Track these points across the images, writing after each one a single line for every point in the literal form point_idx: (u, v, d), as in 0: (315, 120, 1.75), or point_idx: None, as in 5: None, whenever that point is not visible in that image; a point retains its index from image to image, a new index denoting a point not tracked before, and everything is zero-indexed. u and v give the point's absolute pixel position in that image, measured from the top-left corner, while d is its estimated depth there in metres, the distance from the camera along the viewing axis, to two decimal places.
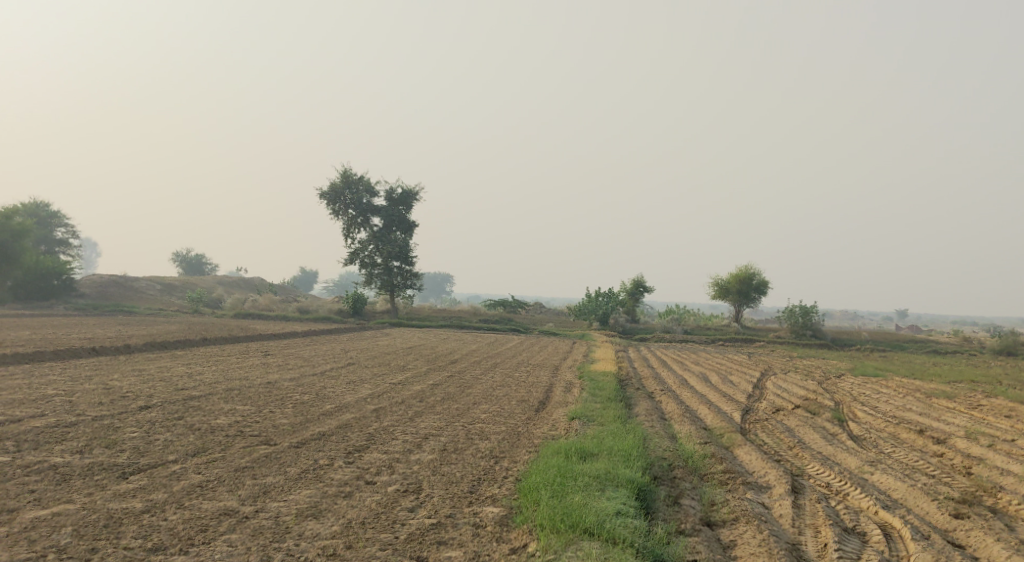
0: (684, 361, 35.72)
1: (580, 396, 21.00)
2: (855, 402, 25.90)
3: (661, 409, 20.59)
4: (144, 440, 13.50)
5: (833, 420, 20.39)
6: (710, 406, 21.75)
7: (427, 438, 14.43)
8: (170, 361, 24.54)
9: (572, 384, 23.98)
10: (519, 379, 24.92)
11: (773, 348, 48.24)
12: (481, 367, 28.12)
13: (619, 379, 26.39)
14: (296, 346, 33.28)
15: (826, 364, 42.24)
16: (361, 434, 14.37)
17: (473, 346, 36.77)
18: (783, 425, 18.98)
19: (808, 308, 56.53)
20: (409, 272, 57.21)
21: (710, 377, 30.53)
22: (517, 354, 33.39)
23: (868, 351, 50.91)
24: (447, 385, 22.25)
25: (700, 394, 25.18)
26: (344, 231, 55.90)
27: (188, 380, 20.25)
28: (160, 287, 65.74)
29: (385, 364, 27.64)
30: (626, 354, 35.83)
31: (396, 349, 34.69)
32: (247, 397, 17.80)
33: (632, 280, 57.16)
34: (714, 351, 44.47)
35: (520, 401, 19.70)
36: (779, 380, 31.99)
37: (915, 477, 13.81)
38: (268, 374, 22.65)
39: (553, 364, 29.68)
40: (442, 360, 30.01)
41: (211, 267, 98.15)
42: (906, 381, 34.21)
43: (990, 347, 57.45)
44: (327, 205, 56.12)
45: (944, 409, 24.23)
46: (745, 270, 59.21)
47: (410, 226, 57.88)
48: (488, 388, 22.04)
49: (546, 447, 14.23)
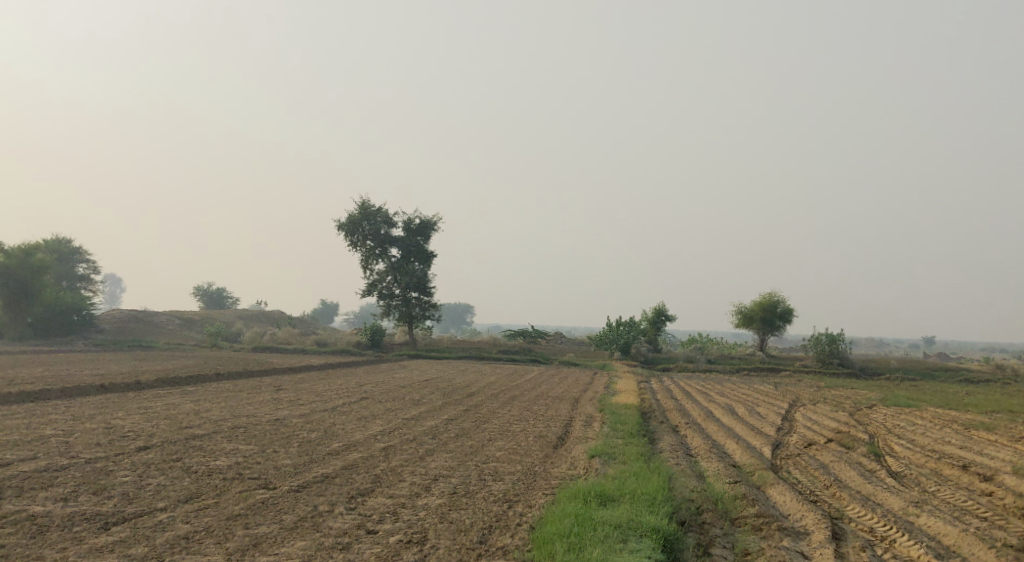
0: (709, 392, 34.62)
1: (601, 430, 20.06)
2: (890, 435, 24.78)
3: (686, 444, 19.62)
4: (133, 485, 12.74)
5: (869, 455, 19.35)
6: (738, 441, 20.74)
7: (437, 480, 13.56)
8: (179, 397, 23.80)
9: (593, 418, 23.03)
10: (538, 413, 23.98)
11: (799, 378, 46.93)
12: (499, 400, 27.19)
13: (642, 411, 25.39)
14: (310, 380, 32.47)
15: (855, 394, 40.99)
16: (367, 476, 13.54)
17: (491, 378, 35.87)
18: (816, 461, 17.96)
19: (835, 336, 55.23)
20: (428, 303, 56.54)
21: (736, 409, 29.45)
22: (536, 386, 32.47)
23: (898, 381, 49.48)
24: (462, 420, 21.36)
25: (728, 427, 24.15)
26: (362, 262, 55.37)
27: (194, 418, 19.49)
28: (179, 321, 65.33)
29: (400, 399, 26.78)
30: (649, 385, 34.85)
31: (413, 382, 33.81)
32: (252, 435, 17.00)
33: (653, 308, 56.14)
34: (740, 381, 43.31)
35: (538, 437, 18.78)
36: (808, 412, 30.84)
37: (966, 521, 12.78)
38: (278, 410, 21.85)
39: (574, 397, 28.71)
40: (459, 393, 29.13)
41: (231, 300, 97.95)
42: (941, 412, 32.89)
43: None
44: (345, 237, 55.65)
45: (984, 444, 23.11)
46: (769, 297, 58.07)
47: (428, 256, 57.25)
48: (505, 423, 21.13)
49: (565, 490, 13.32)
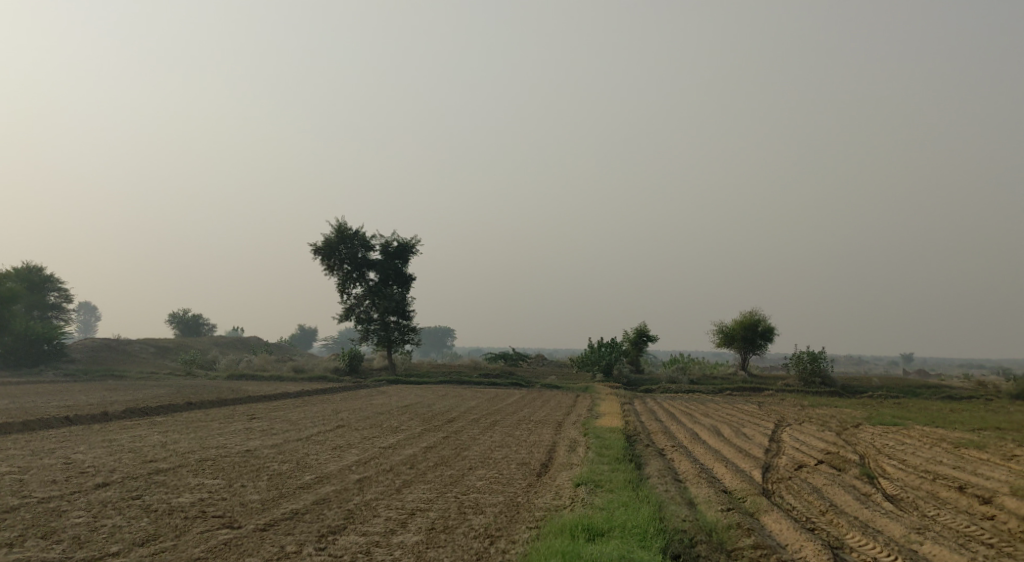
0: (693, 413, 33.96)
1: (586, 456, 19.34)
2: (881, 455, 24.21)
3: (673, 468, 18.94)
4: (86, 528, 11.92)
5: (862, 478, 18.75)
6: (727, 464, 20.09)
7: (415, 514, 12.80)
8: (147, 429, 22.85)
9: (577, 443, 22.30)
10: (520, 438, 23.21)
11: (783, 397, 46.39)
12: (480, 425, 26.38)
13: (627, 435, 24.67)
14: (285, 407, 31.55)
15: (839, 413, 40.49)
16: (339, 512, 12.75)
17: (471, 402, 35.06)
18: (809, 485, 17.33)
19: (817, 354, 54.87)
20: (406, 326, 55.69)
21: (722, 430, 28.77)
22: (517, 410, 31.68)
23: (882, 399, 49.04)
24: (442, 448, 20.55)
25: (715, 449, 23.49)
26: (339, 286, 54.49)
27: (160, 451, 18.58)
28: (153, 350, 64.00)
29: (378, 426, 25.92)
30: (632, 407, 34.17)
31: (392, 408, 32.94)
32: (220, 468, 16.16)
33: (635, 328, 55.60)
34: (723, 402, 42.70)
35: (521, 465, 18.01)
36: (795, 432, 30.26)
37: (973, 549, 12.21)
38: (250, 440, 20.97)
39: (556, 420, 27.97)
40: (438, 419, 28.29)
41: (208, 327, 96.61)
42: (929, 431, 32.37)
43: (1005, 392, 55.59)
44: (321, 260, 54.81)
45: (977, 464, 22.57)
46: (750, 316, 57.68)
47: (407, 280, 56.47)
48: (485, 450, 20.34)
49: (550, 523, 12.61)
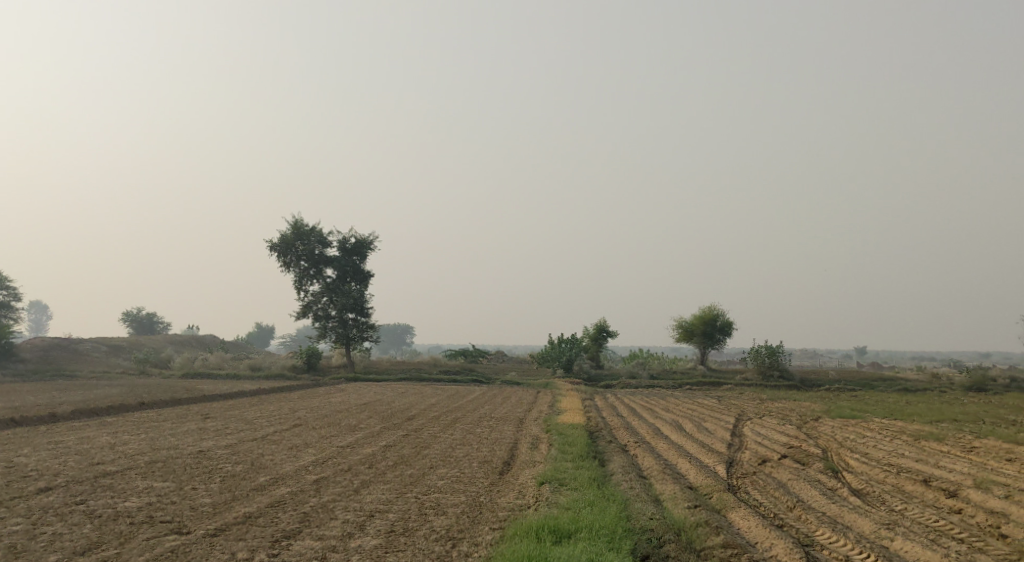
0: (654, 408, 33.78)
1: (548, 453, 18.97)
2: (842, 449, 24.21)
3: (637, 465, 18.66)
4: (24, 536, 11.35)
5: (827, 472, 18.66)
6: (691, 460, 19.86)
7: (374, 516, 12.35)
8: (95, 430, 22.04)
9: (540, 440, 21.93)
10: (481, 436, 22.77)
11: (743, 391, 46.50)
12: (440, 423, 25.89)
13: (589, 431, 24.35)
14: (240, 407, 30.78)
15: (799, 407, 40.66)
16: (294, 515, 12.25)
17: (431, 399, 34.57)
18: (775, 480, 17.16)
19: (775, 348, 55.20)
20: (365, 323, 55.01)
21: (684, 425, 28.59)
22: (478, 407, 31.26)
23: (839, 391, 49.39)
24: (401, 447, 20.05)
25: (678, 444, 23.27)
26: (296, 283, 53.63)
27: (108, 453, 17.87)
28: (105, 348, 62.49)
29: (335, 425, 25.33)
30: (593, 402, 33.93)
31: (350, 406, 32.32)
32: (170, 470, 15.54)
33: (595, 324, 55.52)
34: (683, 396, 42.66)
35: (483, 463, 17.59)
36: (756, 426, 30.23)
37: (944, 545, 12.14)
38: (202, 441, 20.30)
39: (517, 417, 27.60)
40: (398, 417, 27.76)
41: (162, 325, 94.82)
42: (887, 424, 32.51)
43: (959, 384, 56.32)
44: (278, 257, 53.90)
45: (938, 457, 22.66)
46: (709, 311, 57.89)
47: (365, 277, 55.81)
48: (446, 449, 19.89)
49: (513, 524, 12.23)
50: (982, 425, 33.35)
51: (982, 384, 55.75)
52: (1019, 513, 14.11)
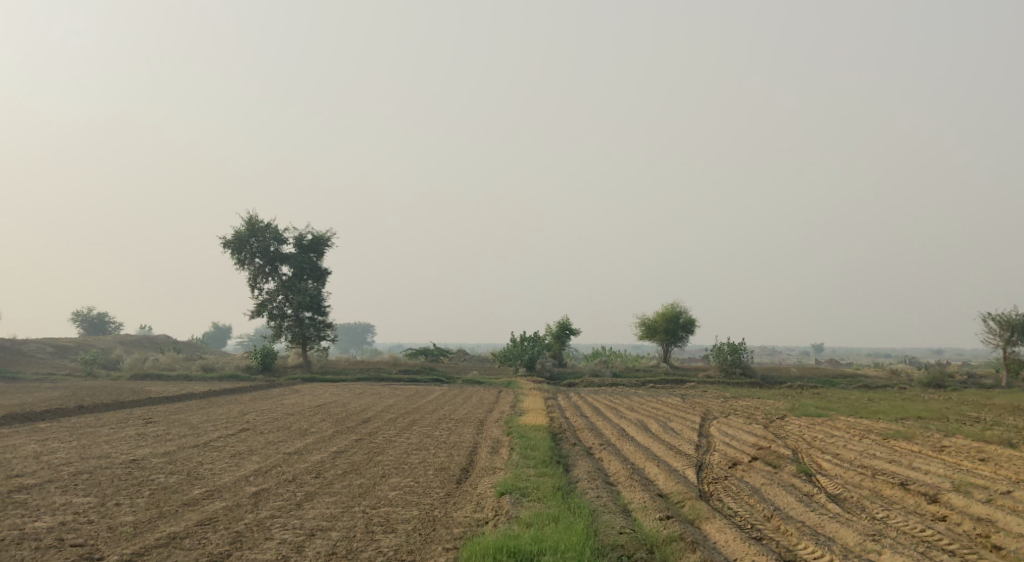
0: (618, 408, 32.89)
1: (509, 459, 17.88)
2: (812, 450, 23.44)
3: (602, 470, 17.66)
4: None
5: (800, 476, 17.84)
6: (659, 463, 18.91)
7: (315, 535, 11.27)
8: (23, 438, 20.48)
9: (500, 444, 20.84)
10: (439, 439, 21.59)
11: (705, 389, 45.86)
12: (396, 426, 24.70)
13: (553, 434, 23.27)
14: (186, 410, 29.34)
15: (762, 405, 40.12)
16: (224, 536, 11.16)
17: (388, 400, 33.32)
18: (748, 486, 16.26)
19: (737, 345, 54.68)
20: (322, 323, 53.57)
21: (650, 426, 27.67)
22: (436, 408, 30.09)
23: (801, 389, 49.01)
24: (353, 453, 18.85)
25: (644, 446, 22.32)
26: (250, 281, 52.05)
27: (31, 463, 16.47)
28: (51, 350, 60.12)
29: (286, 429, 24.02)
30: (555, 402, 32.91)
31: (303, 409, 30.99)
32: (96, 482, 14.23)
33: (557, 322, 54.66)
34: (647, 395, 41.85)
35: (440, 470, 16.48)
36: (722, 426, 29.38)
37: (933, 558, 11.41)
38: (138, 448, 18.94)
39: (478, 419, 26.47)
40: (352, 420, 26.49)
41: (114, 325, 92.47)
42: (853, 422, 31.90)
43: (918, 380, 56.21)
44: (231, 254, 52.23)
45: (911, 457, 21.98)
46: (672, 308, 57.25)
47: (322, 274, 54.36)
48: (400, 455, 18.71)
49: (469, 544, 11.21)
50: (948, 423, 32.90)
51: (941, 381, 55.77)
52: (1005, 520, 13.36)
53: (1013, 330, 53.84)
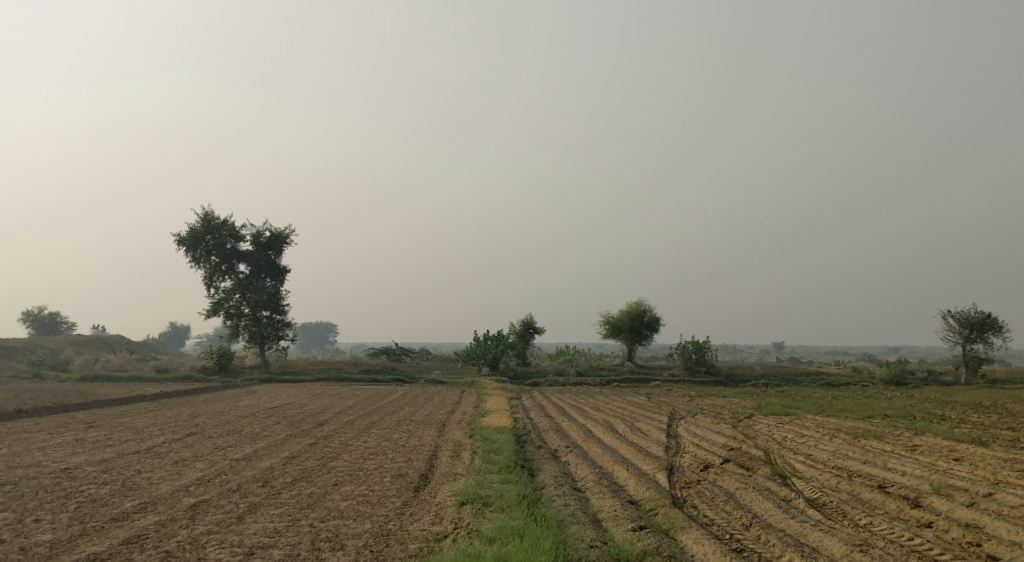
0: (584, 407, 32.05)
1: (472, 464, 16.91)
2: (784, 451, 22.70)
3: (569, 475, 16.77)
4: None
5: (775, 479, 17.10)
6: (628, 467, 18.03)
7: (254, 555, 10.52)
8: None
9: (462, 448, 19.85)
10: (398, 443, 20.56)
11: (670, 388, 45.23)
12: (353, 429, 23.61)
13: (516, 436, 22.32)
14: (133, 414, 27.99)
15: (727, 403, 39.62)
16: (153, 556, 10.40)
17: (346, 402, 32.17)
18: (722, 491, 15.43)
19: (701, 344, 54.19)
20: (281, 322, 52.16)
21: (617, 427, 26.81)
22: (396, 409, 29.06)
23: (765, 387, 48.69)
24: (305, 458, 17.77)
25: (612, 449, 21.44)
26: (205, 279, 50.51)
27: None
28: None
29: (236, 433, 22.82)
30: (519, 402, 32.07)
31: (257, 411, 29.76)
32: (17, 495, 13.06)
33: (521, 321, 53.87)
34: (612, 394, 41.13)
35: (397, 477, 15.47)
36: (690, 426, 28.61)
37: None
38: (73, 455, 17.71)
39: (439, 420, 25.44)
40: (307, 422, 25.33)
41: (67, 325, 90.08)
42: (822, 421, 31.33)
43: (879, 377, 56.17)
44: (186, 252, 50.62)
45: (885, 457, 21.32)
46: (636, 307, 56.63)
47: (280, 272, 52.93)
48: (356, 460, 17.69)
49: None
50: (915, 421, 32.51)
51: (902, 378, 55.83)
52: (994, 525, 12.64)
53: (973, 327, 53.92)
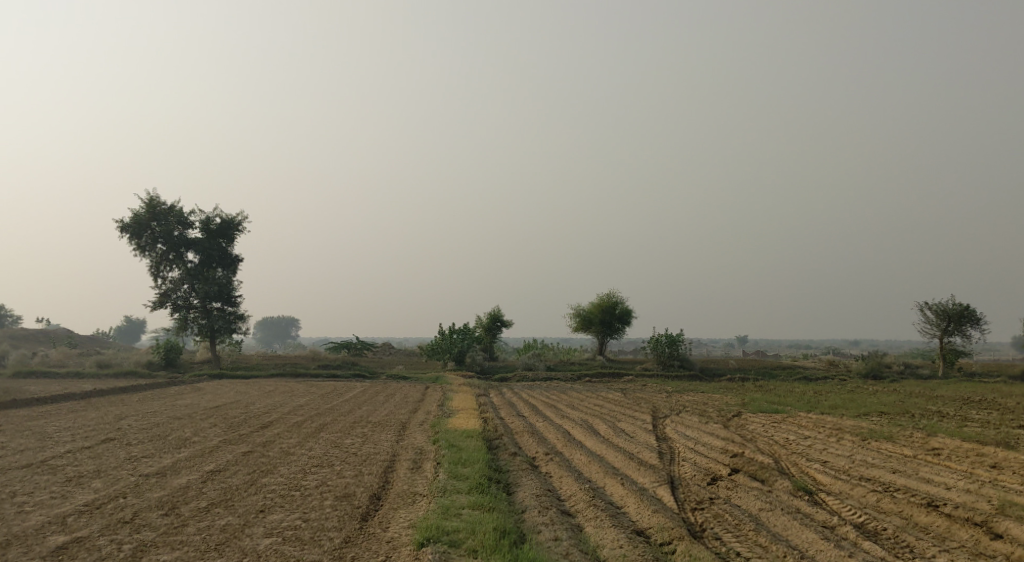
0: (558, 406, 29.01)
1: (436, 480, 13.87)
2: (795, 456, 19.72)
3: (555, 493, 13.73)
4: None
5: (803, 497, 14.15)
6: (623, 480, 14.99)
7: None
8: None
9: (424, 457, 16.69)
10: (347, 452, 17.33)
11: (645, 382, 42.45)
12: (299, 433, 20.36)
13: (488, 443, 19.18)
14: (50, 415, 24.52)
15: (708, 399, 36.92)
16: None
17: (296, 399, 28.92)
18: (744, 514, 12.51)
19: (675, 337, 51.39)
20: (233, 314, 48.64)
21: (599, 428, 23.78)
22: (352, 408, 25.93)
23: (743, 381, 46.06)
24: (233, 473, 14.54)
25: (599, 456, 18.38)
26: (151, 270, 46.85)
27: None
28: None
29: (161, 439, 19.50)
30: (487, 399, 29.06)
31: (195, 411, 26.39)
32: None
33: (487, 312, 50.91)
34: (582, 390, 38.33)
35: (340, 500, 12.34)
36: (680, 427, 25.59)
37: None
38: None
39: (398, 422, 22.25)
40: (248, 425, 21.99)
41: (12, 318, 85.66)
42: (818, 420, 28.50)
43: (857, 371, 53.79)
44: (130, 240, 46.85)
45: (913, 464, 18.48)
46: (607, 298, 53.77)
47: (232, 261, 49.40)
48: (293, 474, 14.52)
49: None
50: (916, 419, 29.80)
51: (879, 371, 53.49)
52: None
53: (951, 319, 51.61)
